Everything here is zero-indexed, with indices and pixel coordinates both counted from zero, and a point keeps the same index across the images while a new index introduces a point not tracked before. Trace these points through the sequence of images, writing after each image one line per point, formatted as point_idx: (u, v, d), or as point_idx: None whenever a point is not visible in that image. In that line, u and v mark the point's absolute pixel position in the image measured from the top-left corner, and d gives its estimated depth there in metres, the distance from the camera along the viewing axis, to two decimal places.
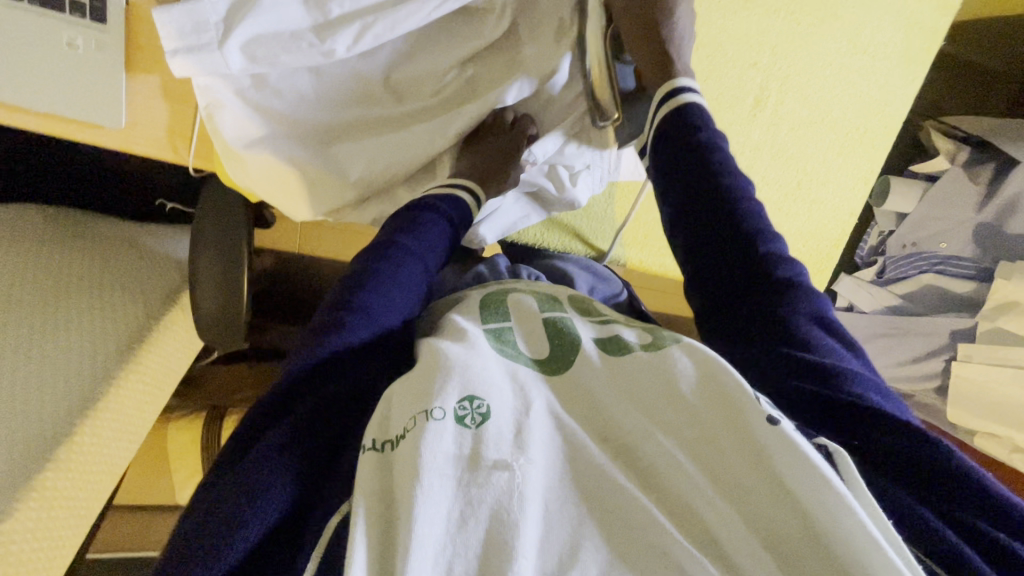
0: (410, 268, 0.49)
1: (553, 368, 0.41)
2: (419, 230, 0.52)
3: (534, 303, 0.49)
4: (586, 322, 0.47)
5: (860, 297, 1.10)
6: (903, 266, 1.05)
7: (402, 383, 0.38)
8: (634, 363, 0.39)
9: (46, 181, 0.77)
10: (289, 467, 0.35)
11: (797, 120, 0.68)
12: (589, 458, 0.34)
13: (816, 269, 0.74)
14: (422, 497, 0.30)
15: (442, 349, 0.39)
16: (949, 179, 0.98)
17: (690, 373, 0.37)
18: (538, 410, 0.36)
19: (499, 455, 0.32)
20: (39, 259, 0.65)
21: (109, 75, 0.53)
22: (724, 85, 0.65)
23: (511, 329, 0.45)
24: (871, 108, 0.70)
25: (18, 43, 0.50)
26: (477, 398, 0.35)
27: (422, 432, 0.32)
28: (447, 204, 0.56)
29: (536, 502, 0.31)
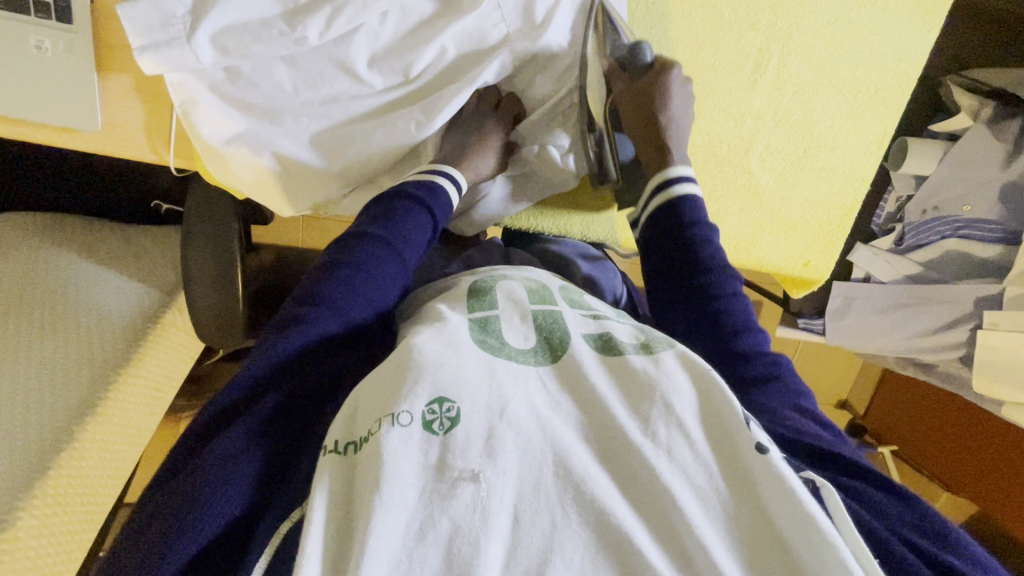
0: (384, 260, 0.48)
1: (542, 358, 0.41)
2: (395, 221, 0.51)
3: (523, 294, 0.47)
4: (576, 315, 0.46)
5: (877, 267, 1.05)
6: (923, 233, 0.99)
7: (369, 383, 0.37)
8: (627, 369, 0.40)
9: (43, 187, 0.78)
10: (249, 471, 0.35)
11: (802, 83, 0.64)
12: (567, 467, 0.33)
13: (826, 243, 0.70)
14: (381, 509, 0.30)
15: (417, 345, 0.37)
16: (973, 138, 0.92)
17: (684, 387, 0.38)
18: (514, 411, 0.35)
19: (466, 464, 0.32)
20: (34, 264, 0.65)
21: (82, 77, 0.52)
22: (718, 50, 0.62)
23: (498, 319, 0.44)
24: (885, 66, 0.65)
25: None
26: (447, 401, 0.34)
27: (385, 438, 0.32)
28: (427, 193, 0.54)
29: (506, 513, 0.31)
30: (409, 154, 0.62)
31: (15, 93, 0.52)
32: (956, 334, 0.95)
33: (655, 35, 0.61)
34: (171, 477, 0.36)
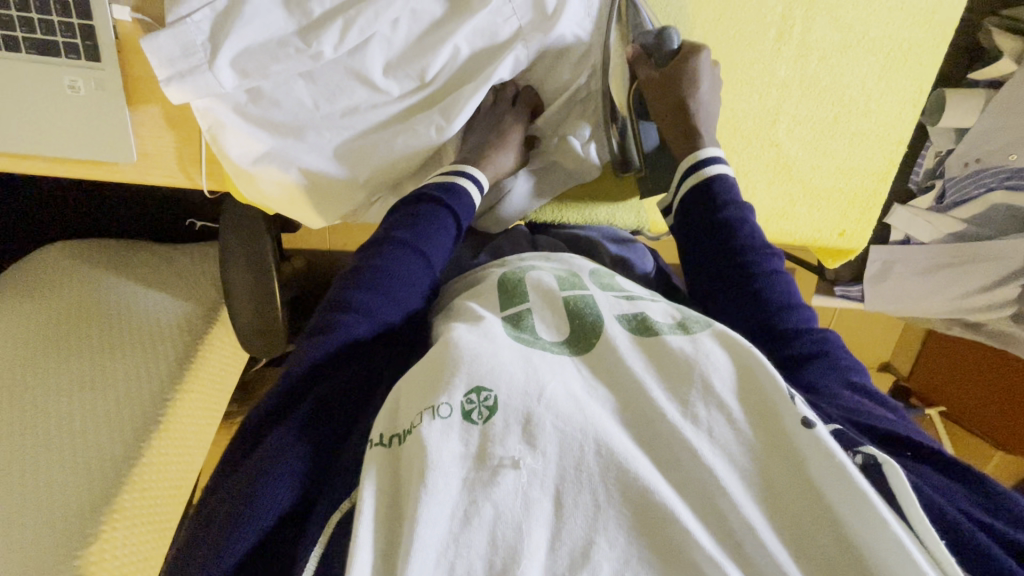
0: (413, 263, 0.49)
1: (577, 347, 0.41)
2: (421, 223, 0.51)
3: (553, 282, 0.47)
4: (610, 298, 0.46)
5: (918, 228, 0.99)
6: (967, 186, 0.94)
7: (410, 380, 0.38)
8: (666, 352, 0.39)
9: (86, 215, 0.82)
10: (296, 467, 0.36)
11: (829, 47, 0.61)
12: (609, 449, 0.33)
13: (863, 208, 0.69)
14: (428, 497, 0.31)
15: (454, 337, 0.39)
16: (1015, 85, 0.86)
17: (724, 366, 0.38)
18: (552, 394, 0.35)
19: (508, 451, 0.33)
20: (90, 286, 0.69)
21: (114, 113, 0.54)
22: (739, 21, 0.59)
23: (530, 313, 0.44)
24: (918, 19, 0.62)
25: (31, 93, 0.52)
26: (484, 390, 0.35)
27: (426, 430, 0.33)
28: (451, 196, 0.54)
29: (548, 497, 0.32)
30: (429, 160, 0.62)
31: (56, 136, 0.54)
32: None
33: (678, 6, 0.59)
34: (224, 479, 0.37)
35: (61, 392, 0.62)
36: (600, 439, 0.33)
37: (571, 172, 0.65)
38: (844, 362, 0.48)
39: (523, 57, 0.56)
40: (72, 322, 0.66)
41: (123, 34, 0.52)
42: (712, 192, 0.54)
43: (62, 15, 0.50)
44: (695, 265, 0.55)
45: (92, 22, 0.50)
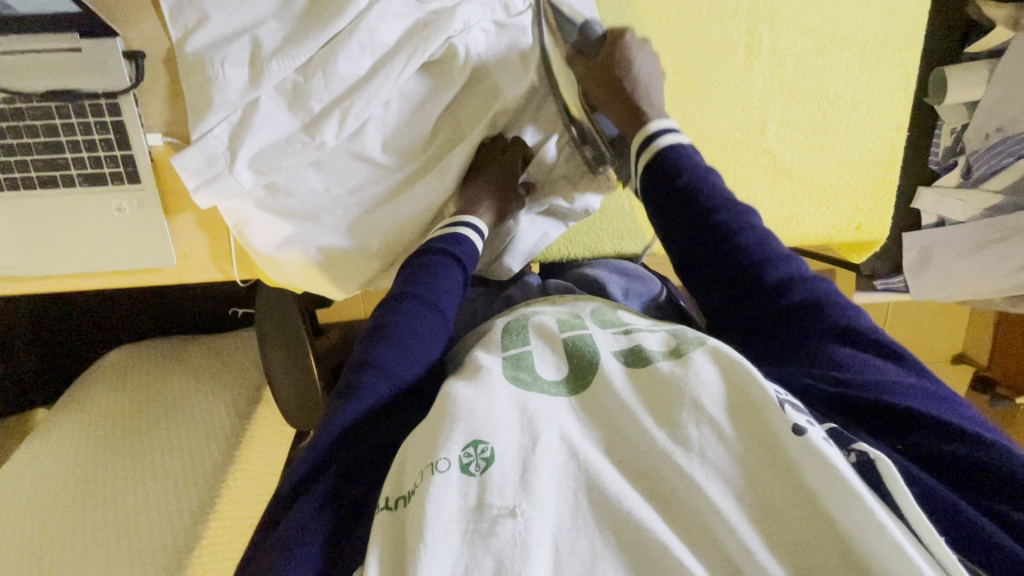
0: (425, 317, 0.51)
1: (574, 388, 0.42)
2: (428, 278, 0.53)
3: (553, 324, 0.49)
4: (607, 335, 0.48)
5: (949, 208, 0.94)
6: (994, 157, 0.89)
7: (415, 438, 0.39)
8: (658, 377, 0.40)
9: (144, 318, 0.91)
10: (318, 535, 0.37)
11: (802, 52, 0.62)
12: (601, 490, 0.35)
13: (874, 199, 0.68)
14: (427, 554, 0.32)
15: (453, 391, 0.40)
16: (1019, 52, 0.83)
17: (715, 382, 0.39)
18: (546, 441, 0.37)
19: (505, 501, 0.34)
20: (153, 376, 0.76)
21: (154, 224, 0.61)
22: (707, 43, 0.61)
23: (531, 354, 0.45)
24: (887, 10, 0.62)
25: (85, 218, 0.60)
26: (481, 442, 0.36)
27: (428, 487, 0.34)
28: (452, 245, 0.57)
29: (545, 542, 0.33)
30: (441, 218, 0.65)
31: (107, 252, 0.61)
32: None
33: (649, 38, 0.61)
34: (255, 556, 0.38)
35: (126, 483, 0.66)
36: (592, 480, 0.35)
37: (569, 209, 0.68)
38: (832, 305, 0.46)
39: (507, 113, 0.60)
40: (132, 414, 0.72)
41: (157, 155, 0.60)
42: (669, 166, 0.53)
43: (107, 150, 0.58)
44: (661, 233, 0.54)
45: (130, 151, 0.58)
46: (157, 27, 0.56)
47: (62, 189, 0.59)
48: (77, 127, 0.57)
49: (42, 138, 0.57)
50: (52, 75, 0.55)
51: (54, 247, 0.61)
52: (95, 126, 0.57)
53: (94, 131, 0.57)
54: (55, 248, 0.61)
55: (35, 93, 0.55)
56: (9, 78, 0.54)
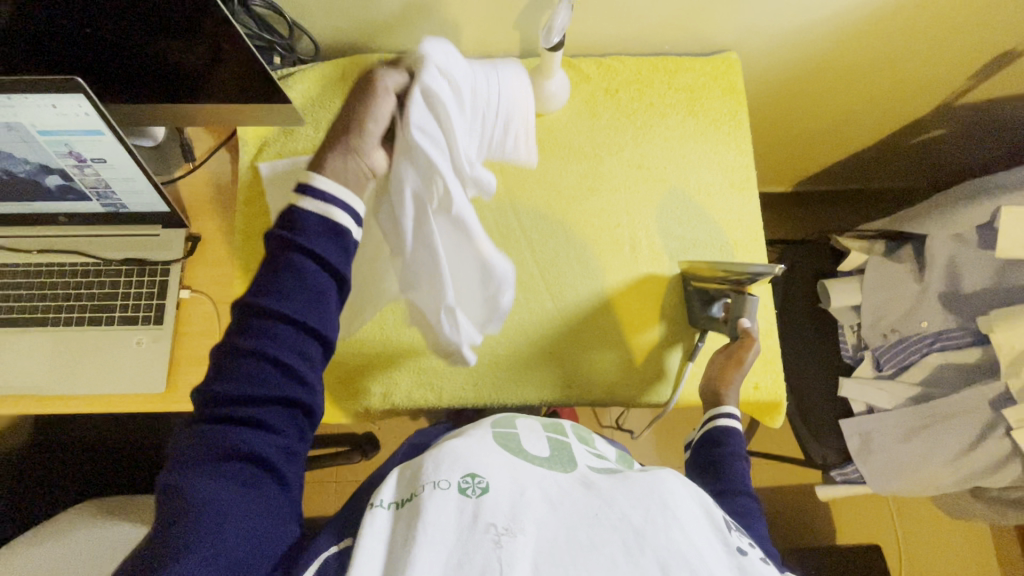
0: (294, 295, 0.49)
1: (555, 466, 0.52)
2: (300, 258, 0.50)
3: (539, 426, 0.60)
4: (583, 450, 0.57)
5: (874, 396, 1.02)
6: (901, 354, 1.03)
7: (410, 477, 0.49)
8: (634, 482, 0.49)
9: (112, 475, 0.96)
10: (214, 520, 0.42)
11: (673, 251, 0.83)
12: (583, 539, 0.42)
13: (764, 365, 0.79)
14: (426, 540, 0.41)
15: (451, 445, 0.52)
16: (876, 268, 1.06)
17: (682, 490, 0.49)
18: (531, 494, 0.46)
19: (498, 518, 0.43)
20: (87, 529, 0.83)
21: (160, 356, 0.76)
22: (601, 244, 0.83)
23: (519, 439, 0.56)
24: (732, 226, 0.85)
25: (108, 349, 0.75)
26: (477, 476, 0.47)
27: (433, 498, 0.44)
28: (299, 231, 0.51)
29: (525, 561, 0.40)
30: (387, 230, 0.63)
31: (112, 377, 0.75)
32: (996, 445, 0.90)
33: (557, 239, 0.83)
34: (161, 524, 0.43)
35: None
36: (573, 535, 0.42)
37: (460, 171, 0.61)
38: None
39: None
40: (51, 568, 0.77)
41: (183, 306, 0.79)
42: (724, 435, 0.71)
43: (147, 300, 0.77)
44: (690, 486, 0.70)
45: (164, 302, 0.77)
46: (216, 224, 0.82)
47: (101, 326, 0.76)
48: (133, 284, 0.77)
49: (105, 290, 0.77)
50: (133, 249, 0.78)
51: (72, 372, 0.74)
52: (147, 283, 0.78)
53: (145, 287, 0.77)
54: (72, 374, 0.74)
55: (115, 260, 0.78)
56: (104, 250, 0.78)
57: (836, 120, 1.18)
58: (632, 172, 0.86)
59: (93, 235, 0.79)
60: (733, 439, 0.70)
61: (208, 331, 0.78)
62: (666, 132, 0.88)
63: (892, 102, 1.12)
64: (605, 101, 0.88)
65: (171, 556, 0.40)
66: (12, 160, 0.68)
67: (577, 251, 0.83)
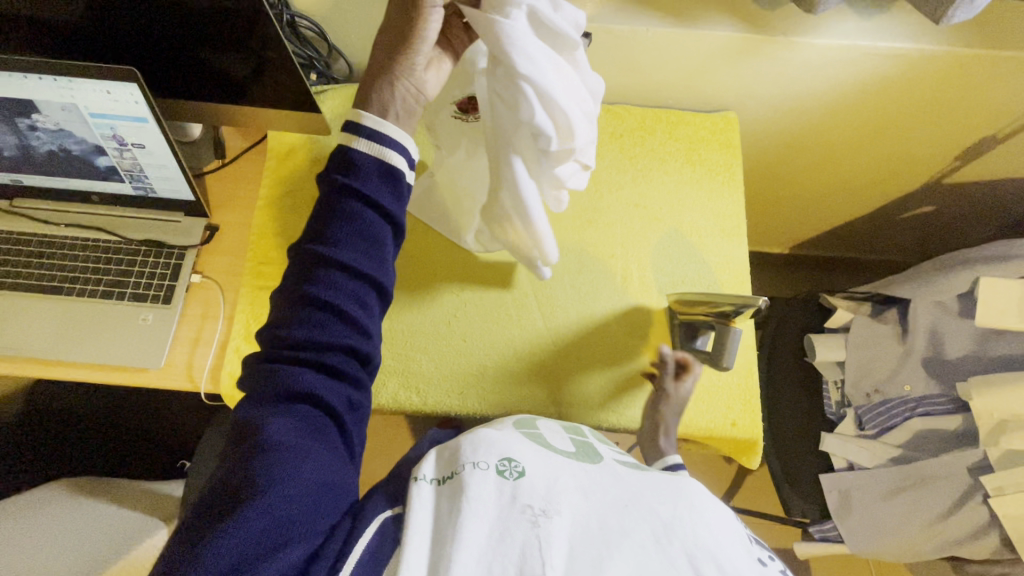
0: (356, 241, 0.52)
1: (582, 460, 0.55)
2: (359, 208, 0.52)
3: (562, 429, 0.63)
4: (608, 448, 0.61)
5: (855, 453, 1.02)
6: (884, 415, 1.03)
7: (449, 457, 0.52)
8: (658, 480, 0.51)
9: (88, 455, 0.96)
10: (285, 466, 0.45)
11: (662, 285, 0.87)
12: (612, 524, 0.44)
13: (744, 401, 0.81)
14: (469, 514, 0.44)
15: (483, 433, 0.54)
16: (862, 326, 1.09)
17: (703, 490, 0.50)
18: (564, 479, 0.49)
19: (533, 500, 0.45)
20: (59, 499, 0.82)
21: (162, 333, 0.79)
22: (594, 272, 0.87)
23: (544, 435, 0.59)
24: (721, 267, 0.89)
25: (114, 321, 0.79)
26: (513, 461, 0.50)
27: (473, 478, 0.47)
28: (358, 178, 0.52)
29: (559, 540, 0.43)
30: (504, 132, 0.62)
31: (113, 348, 0.77)
32: (974, 511, 0.90)
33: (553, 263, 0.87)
34: (227, 467, 0.46)
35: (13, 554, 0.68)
36: (601, 520, 0.45)
37: (549, 25, 0.62)
38: None
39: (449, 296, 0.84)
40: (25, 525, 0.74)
41: (191, 289, 0.83)
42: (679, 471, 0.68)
43: (160, 280, 0.81)
44: None
45: (175, 283, 0.81)
46: (234, 218, 0.88)
47: (112, 299, 0.80)
48: (150, 264, 0.82)
49: (122, 267, 0.81)
50: (154, 232, 0.83)
51: (76, 339, 0.77)
52: (162, 264, 0.82)
53: (160, 268, 0.82)
54: (77, 342, 0.77)
55: (137, 240, 0.82)
56: (127, 230, 0.83)
57: (831, 187, 1.24)
58: (630, 210, 0.92)
59: (120, 215, 0.84)
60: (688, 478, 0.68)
61: (212, 316, 0.82)
62: (664, 177, 0.94)
63: (884, 174, 1.18)
64: (609, 143, 0.95)
65: (254, 492, 0.43)
66: (73, 138, 0.73)
67: (570, 276, 0.87)
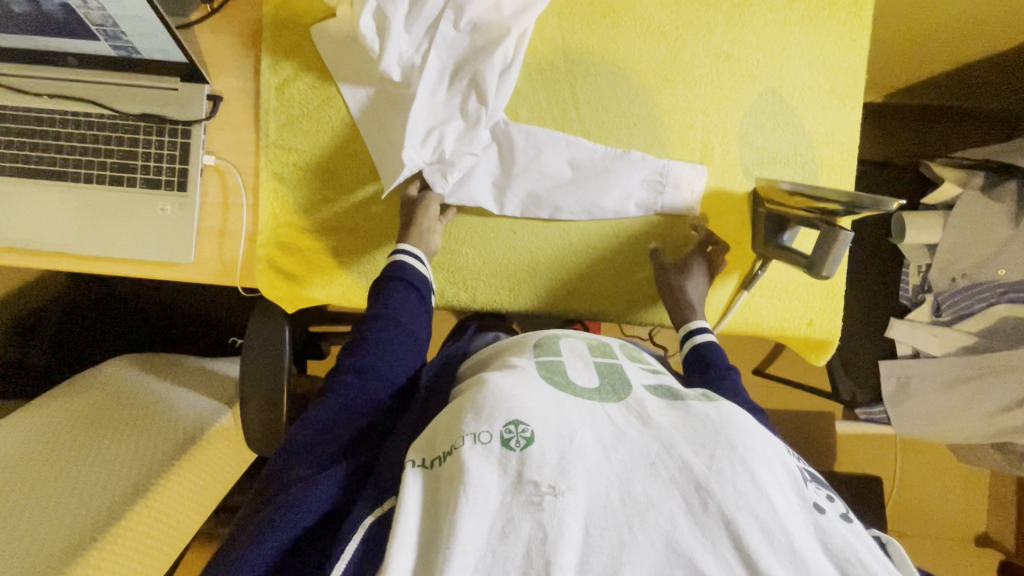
0: (390, 318, 0.64)
1: (607, 397, 0.46)
2: (397, 293, 0.65)
3: (585, 347, 0.55)
4: (637, 369, 0.53)
5: (922, 340, 0.96)
6: (964, 301, 0.94)
7: (443, 419, 0.47)
8: (697, 413, 0.44)
9: (148, 333, 0.99)
10: (302, 502, 0.48)
11: (748, 163, 0.75)
12: (636, 493, 0.38)
13: (825, 300, 0.75)
14: (466, 507, 0.38)
15: (490, 380, 0.47)
16: (968, 203, 0.94)
17: (743, 431, 0.42)
18: (582, 439, 0.41)
19: (543, 477, 0.38)
20: (120, 379, 0.83)
21: (185, 225, 0.72)
22: (666, 147, 0.75)
23: (563, 363, 0.52)
24: (822, 139, 0.76)
25: (132, 212, 0.72)
26: (521, 424, 0.41)
27: (465, 456, 0.40)
28: (402, 268, 0.67)
29: (576, 525, 0.37)
30: None
31: (139, 243, 0.72)
32: None
33: (619, 137, 0.74)
34: (254, 511, 0.51)
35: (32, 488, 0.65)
36: (624, 488, 0.38)
37: None
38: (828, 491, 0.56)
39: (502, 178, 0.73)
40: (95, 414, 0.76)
41: (207, 174, 0.73)
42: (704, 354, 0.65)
43: (169, 162, 0.71)
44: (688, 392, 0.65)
45: (187, 166, 0.71)
46: (240, 83, 0.74)
47: (124, 187, 0.72)
48: (153, 143, 0.71)
49: (124, 147, 0.71)
50: (149, 103, 0.70)
51: (98, 233, 0.72)
52: (168, 143, 0.71)
53: (166, 149, 0.71)
54: (100, 235, 0.72)
55: (133, 114, 0.70)
56: (119, 102, 0.70)
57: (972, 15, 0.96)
58: (717, 63, 0.75)
59: (106, 82, 0.70)
60: (715, 355, 0.65)
61: (235, 202, 0.74)
62: (768, 17, 0.75)
63: None
64: None
65: (267, 520, 0.47)
66: None
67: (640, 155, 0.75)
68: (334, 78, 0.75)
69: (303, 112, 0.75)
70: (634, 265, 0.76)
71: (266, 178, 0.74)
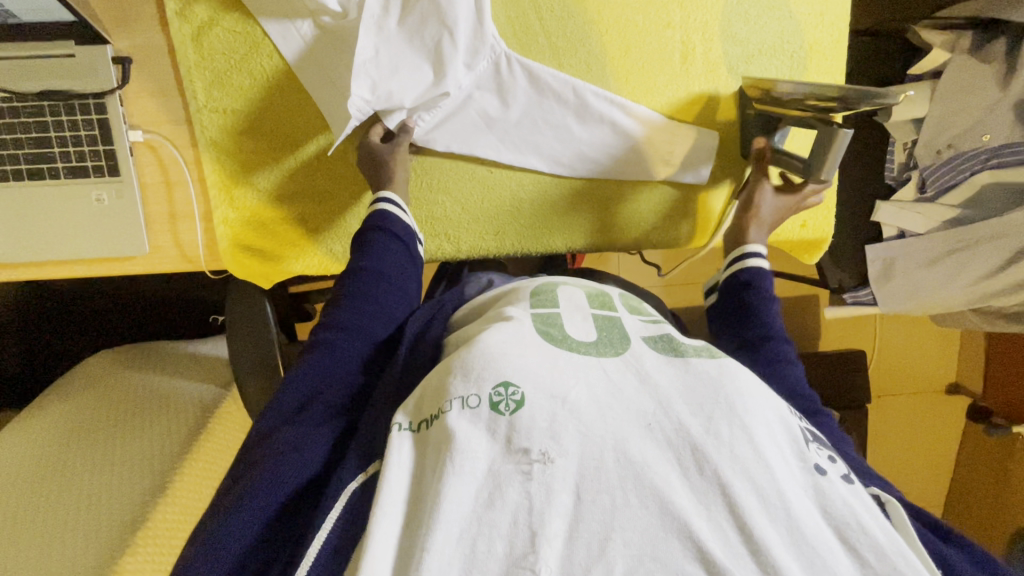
0: (372, 276, 0.60)
1: (605, 351, 0.45)
2: (375, 249, 0.61)
3: (584, 297, 0.53)
4: (638, 320, 0.51)
5: (910, 221, 0.95)
6: (947, 173, 0.92)
7: (430, 383, 0.45)
8: (697, 371, 0.43)
9: (124, 323, 0.95)
10: (290, 470, 0.46)
11: (733, 60, 0.70)
12: (633, 454, 0.38)
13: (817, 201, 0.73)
14: (453, 476, 0.38)
15: (486, 335, 0.45)
16: (956, 70, 0.91)
17: (746, 391, 0.42)
18: (576, 399, 0.40)
19: (532, 442, 0.38)
20: (103, 372, 0.80)
21: (129, 214, 0.65)
22: (642, 52, 0.68)
23: (560, 313, 0.50)
24: (810, 22, 0.70)
25: (63, 206, 0.64)
26: (512, 385, 0.40)
27: (451, 418, 0.40)
28: (381, 219, 0.62)
29: (566, 492, 0.37)
30: None
31: (83, 240, 0.65)
32: None
33: (592, 47, 0.67)
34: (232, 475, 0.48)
35: (36, 500, 0.65)
36: (619, 449, 0.38)
37: None
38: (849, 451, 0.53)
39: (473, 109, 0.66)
40: (87, 417, 0.74)
41: (138, 152, 0.65)
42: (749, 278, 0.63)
43: (91, 145, 0.62)
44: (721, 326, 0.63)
45: (113, 147, 0.63)
46: (147, 37, 0.63)
47: (46, 179, 0.63)
48: (66, 124, 0.62)
49: (32, 133, 0.61)
50: (47, 77, 0.60)
51: (33, 234, 0.64)
52: (83, 123, 0.62)
53: (82, 130, 0.62)
54: (36, 236, 0.64)
55: (32, 93, 0.60)
56: (11, 80, 0.60)
57: None
58: None
59: None
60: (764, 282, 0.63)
61: (178, 179, 0.66)
62: None
63: None
64: None
65: (247, 485, 0.45)
66: None
67: (617, 64, 0.68)
68: (258, 19, 0.65)
69: (232, 64, 0.65)
70: (614, 186, 0.72)
71: (204, 147, 0.66)
